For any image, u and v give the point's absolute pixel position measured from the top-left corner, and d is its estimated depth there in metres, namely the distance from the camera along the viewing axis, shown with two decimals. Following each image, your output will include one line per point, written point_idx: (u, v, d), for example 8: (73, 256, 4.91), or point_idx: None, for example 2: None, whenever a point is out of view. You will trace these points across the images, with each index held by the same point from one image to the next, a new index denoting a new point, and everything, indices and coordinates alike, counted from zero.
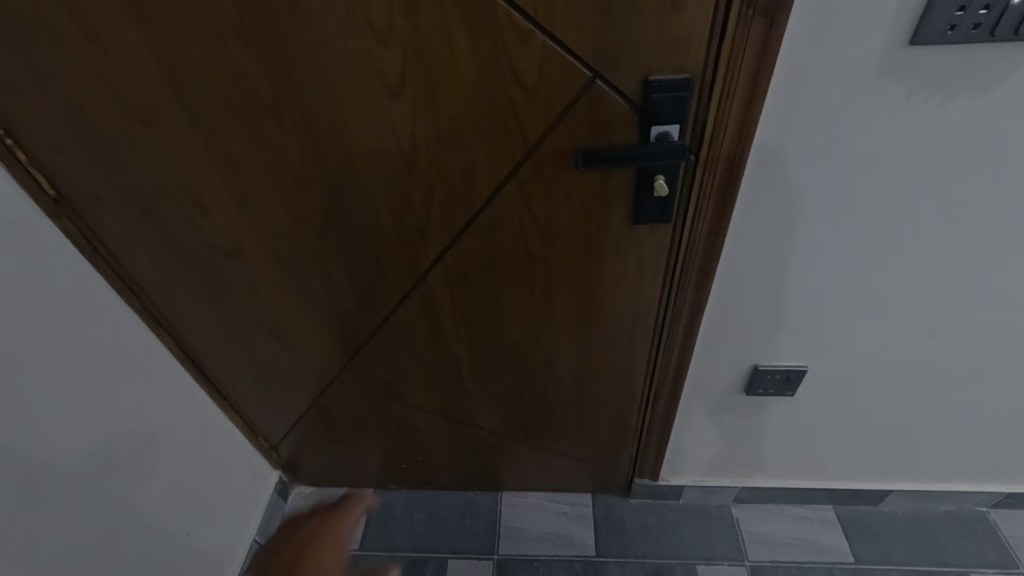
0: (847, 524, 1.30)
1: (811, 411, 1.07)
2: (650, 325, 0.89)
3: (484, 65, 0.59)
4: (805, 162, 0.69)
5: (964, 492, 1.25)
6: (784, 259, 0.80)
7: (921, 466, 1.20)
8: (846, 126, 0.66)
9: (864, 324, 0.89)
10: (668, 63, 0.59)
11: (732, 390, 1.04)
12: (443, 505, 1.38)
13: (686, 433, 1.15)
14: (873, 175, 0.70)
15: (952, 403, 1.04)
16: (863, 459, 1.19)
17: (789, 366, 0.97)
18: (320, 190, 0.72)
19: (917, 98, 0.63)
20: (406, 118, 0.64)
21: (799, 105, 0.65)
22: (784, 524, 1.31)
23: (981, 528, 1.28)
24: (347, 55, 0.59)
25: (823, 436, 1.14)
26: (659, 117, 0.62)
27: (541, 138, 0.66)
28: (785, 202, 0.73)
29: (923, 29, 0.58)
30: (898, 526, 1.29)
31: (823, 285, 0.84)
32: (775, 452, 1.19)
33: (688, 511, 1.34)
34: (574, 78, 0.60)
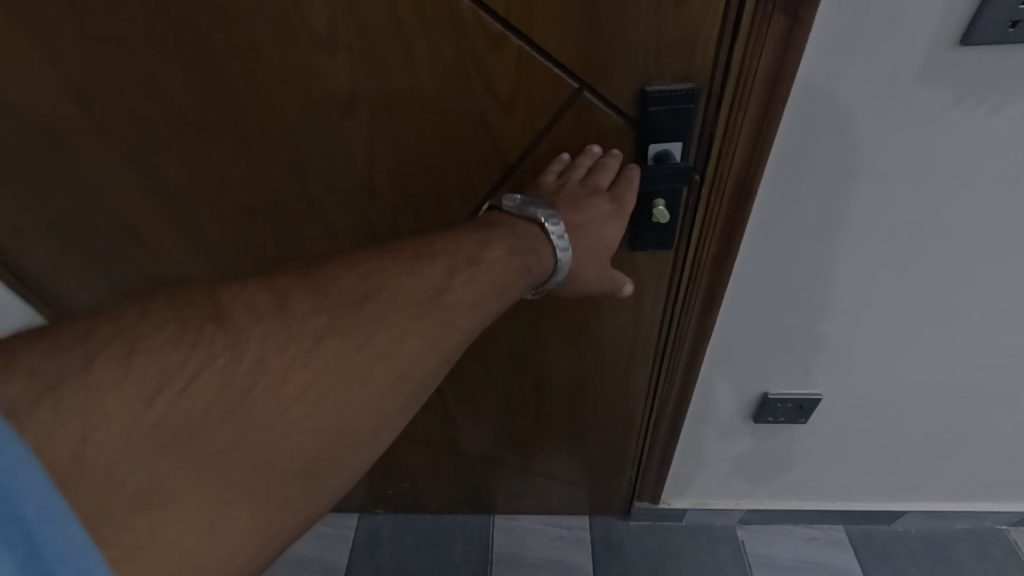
0: (858, 544, 1.22)
1: (820, 428, 1.01)
2: (650, 352, 0.81)
3: (451, 75, 0.51)
4: (827, 174, 0.63)
5: (982, 511, 1.18)
6: (803, 276, 0.74)
7: (937, 485, 1.13)
8: (874, 135, 0.59)
9: (880, 338, 0.83)
10: (670, 67, 0.50)
11: (740, 417, 1.00)
12: (433, 529, 1.31)
13: (688, 453, 1.08)
14: (903, 187, 0.64)
15: (970, 419, 0.97)
16: (875, 478, 1.13)
17: (802, 395, 0.93)
18: (268, 217, 0.64)
19: (964, 106, 0.56)
20: (362, 136, 0.56)
21: (824, 113, 0.57)
22: (792, 546, 1.23)
23: (1000, 548, 1.20)
24: (285, 65, 0.50)
25: (833, 454, 1.07)
26: (659, 133, 0.54)
27: (520, 157, 0.57)
28: (802, 217, 0.66)
29: (978, 26, 0.50)
30: (912, 545, 1.21)
31: (840, 301, 0.77)
32: (783, 475, 1.14)
33: (691, 533, 1.27)
34: (556, 87, 0.51)
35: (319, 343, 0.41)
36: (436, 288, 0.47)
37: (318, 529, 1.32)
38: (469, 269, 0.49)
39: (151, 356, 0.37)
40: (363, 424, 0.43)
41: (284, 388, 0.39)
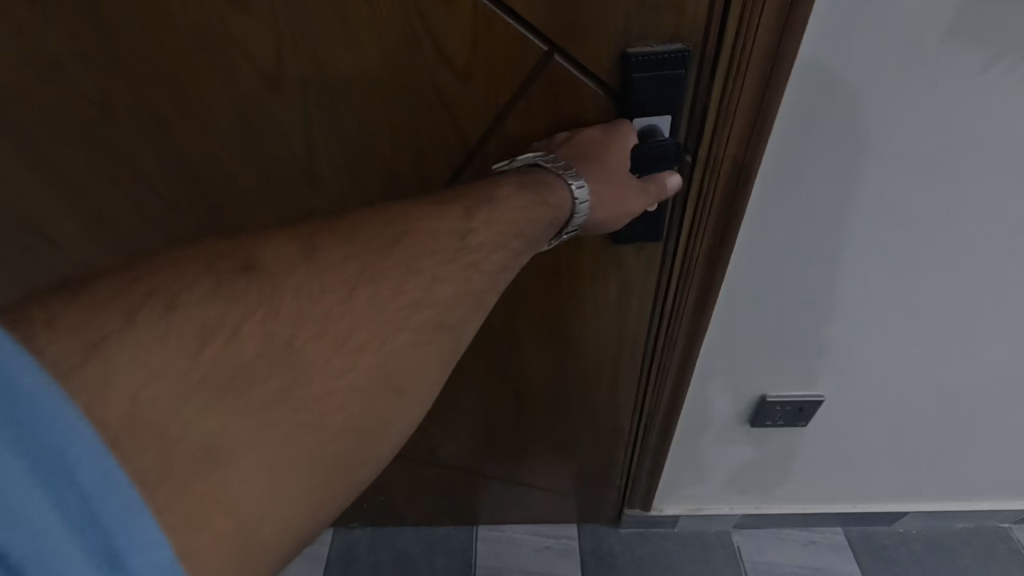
0: (859, 547, 1.17)
1: (819, 429, 0.95)
2: (640, 353, 0.74)
3: (391, 26, 0.44)
4: (832, 151, 0.57)
5: (986, 509, 1.13)
6: (808, 265, 0.68)
7: (939, 484, 1.08)
8: (889, 104, 0.53)
9: (884, 332, 0.77)
10: (658, 24, 0.43)
11: (736, 421, 0.93)
12: (413, 543, 1.24)
13: (682, 458, 1.02)
14: (916, 164, 0.58)
15: (977, 416, 0.92)
16: (876, 478, 1.07)
17: (803, 397, 0.87)
18: (195, 207, 0.60)
19: (997, 69, 0.51)
20: (294, 112, 0.50)
21: (836, 79, 0.51)
22: (791, 552, 1.18)
23: (1003, 546, 1.16)
24: (193, 31, 0.46)
25: (832, 456, 1.02)
26: (645, 104, 0.46)
27: (484, 136, 0.50)
28: (804, 198, 0.60)
29: None
30: (915, 548, 1.16)
31: (844, 292, 0.71)
32: (782, 478, 1.08)
33: (684, 540, 1.21)
34: (522, 47, 0.44)
35: (353, 292, 0.37)
36: (458, 232, 0.42)
37: None
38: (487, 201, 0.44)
39: (193, 312, 0.33)
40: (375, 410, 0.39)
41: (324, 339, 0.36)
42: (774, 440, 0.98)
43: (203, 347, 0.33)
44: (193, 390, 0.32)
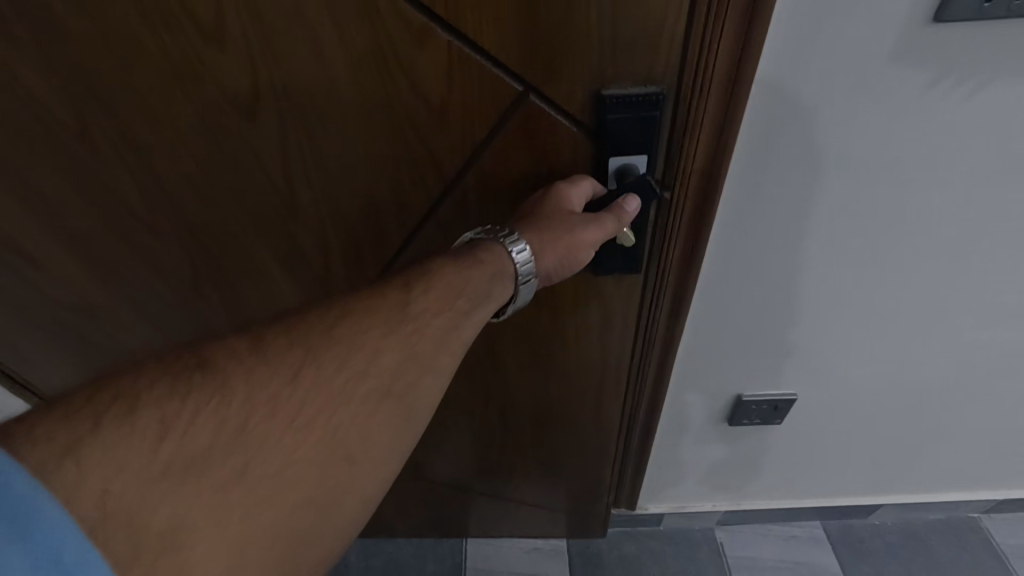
0: (836, 541, 1.21)
1: (795, 427, 0.98)
2: (623, 372, 0.75)
3: (364, 64, 0.44)
4: (794, 165, 0.59)
5: (956, 500, 1.17)
6: (777, 274, 0.70)
7: (911, 477, 1.12)
8: (846, 120, 0.55)
9: (853, 335, 0.80)
10: (633, 65, 0.44)
11: (714, 420, 0.96)
12: (402, 550, 1.25)
13: (665, 455, 1.05)
14: (874, 176, 0.60)
15: (944, 412, 0.95)
16: (851, 474, 1.11)
17: (777, 397, 0.89)
18: (176, 233, 0.60)
19: (941, 88, 0.53)
20: (272, 142, 0.51)
21: (791, 96, 0.53)
22: (771, 546, 1.21)
23: (973, 536, 1.20)
24: (169, 63, 0.46)
25: (809, 453, 1.05)
26: (621, 141, 0.48)
27: (461, 169, 0.51)
28: (770, 207, 0.62)
29: (953, 3, 0.47)
30: (889, 539, 1.20)
31: (812, 296, 0.73)
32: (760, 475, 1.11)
33: (669, 539, 1.24)
34: (496, 86, 0.45)
35: (299, 373, 0.40)
36: (399, 302, 0.46)
37: None
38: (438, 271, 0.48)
39: (154, 411, 0.36)
40: (331, 481, 0.41)
41: (275, 418, 0.39)
42: (749, 437, 1.00)
43: (159, 444, 0.35)
44: (157, 480, 0.34)
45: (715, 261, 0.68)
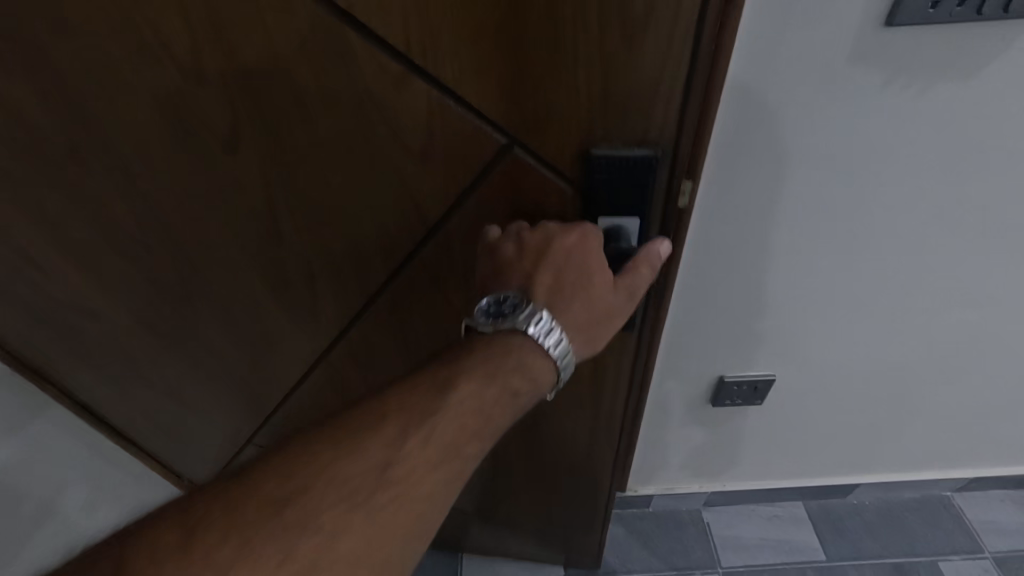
0: (818, 520, 1.26)
1: (778, 412, 1.01)
2: (618, 409, 0.74)
3: (348, 104, 0.46)
4: (763, 162, 0.62)
5: (931, 479, 1.22)
6: (750, 265, 0.73)
7: (889, 459, 1.17)
8: (810, 118, 0.58)
9: (834, 325, 0.83)
10: (627, 125, 0.44)
11: (696, 401, 0.98)
12: None
13: (654, 439, 1.09)
14: (840, 173, 0.63)
15: (921, 398, 0.99)
16: (832, 457, 1.15)
17: (756, 376, 0.91)
18: (166, 252, 0.59)
19: (895, 88, 0.56)
20: (255, 174, 0.51)
21: (758, 98, 0.56)
22: (755, 527, 1.26)
23: (947, 513, 1.25)
24: (155, 93, 0.45)
25: (792, 438, 1.09)
26: (604, 196, 0.49)
27: (445, 211, 0.53)
28: (744, 202, 0.65)
29: (901, 8, 0.49)
30: (867, 519, 1.26)
31: (791, 287, 0.76)
32: (744, 459, 1.15)
33: (658, 520, 1.28)
34: (480, 136, 0.46)
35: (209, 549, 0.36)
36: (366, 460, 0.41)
37: None
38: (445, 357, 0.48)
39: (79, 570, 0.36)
40: None
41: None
42: (731, 420, 1.03)
43: None
44: None
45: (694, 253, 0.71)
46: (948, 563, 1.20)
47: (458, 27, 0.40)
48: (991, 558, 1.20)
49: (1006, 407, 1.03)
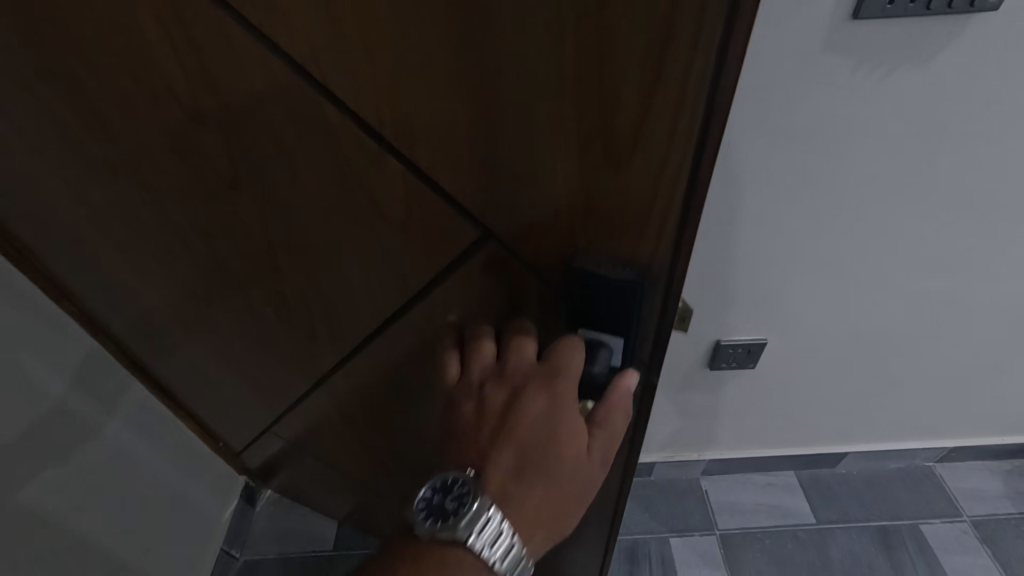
0: (808, 487, 1.35)
1: (770, 380, 1.12)
2: (605, 522, 0.74)
3: (338, 179, 0.49)
4: (753, 140, 0.73)
5: (913, 449, 1.31)
6: (745, 232, 0.84)
7: (872, 429, 1.26)
8: (792, 100, 0.69)
9: (816, 293, 0.94)
10: (603, 234, 0.46)
11: (696, 363, 1.09)
12: None
13: (656, 408, 1.20)
14: (819, 150, 0.74)
15: (901, 368, 1.09)
16: (821, 424, 1.24)
17: (749, 340, 1.01)
18: (196, 267, 0.64)
19: (863, 72, 0.67)
20: (254, 213, 0.55)
21: (745, 85, 0.68)
22: (750, 492, 1.35)
23: (929, 482, 1.34)
24: (171, 136, 0.49)
25: (783, 406, 1.19)
26: (582, 305, 0.51)
27: (429, 285, 0.56)
28: (736, 175, 0.76)
29: (864, 3, 0.61)
30: (855, 486, 1.35)
31: (777, 255, 0.87)
32: (735, 426, 1.25)
33: (659, 487, 1.38)
34: (459, 222, 0.49)
35: None
36: None
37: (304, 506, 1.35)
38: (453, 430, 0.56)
39: None
40: None
41: None
42: (728, 383, 1.13)
43: None
44: None
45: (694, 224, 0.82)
46: (928, 525, 1.29)
47: (449, 136, 0.42)
48: (969, 520, 1.29)
49: (976, 377, 1.12)
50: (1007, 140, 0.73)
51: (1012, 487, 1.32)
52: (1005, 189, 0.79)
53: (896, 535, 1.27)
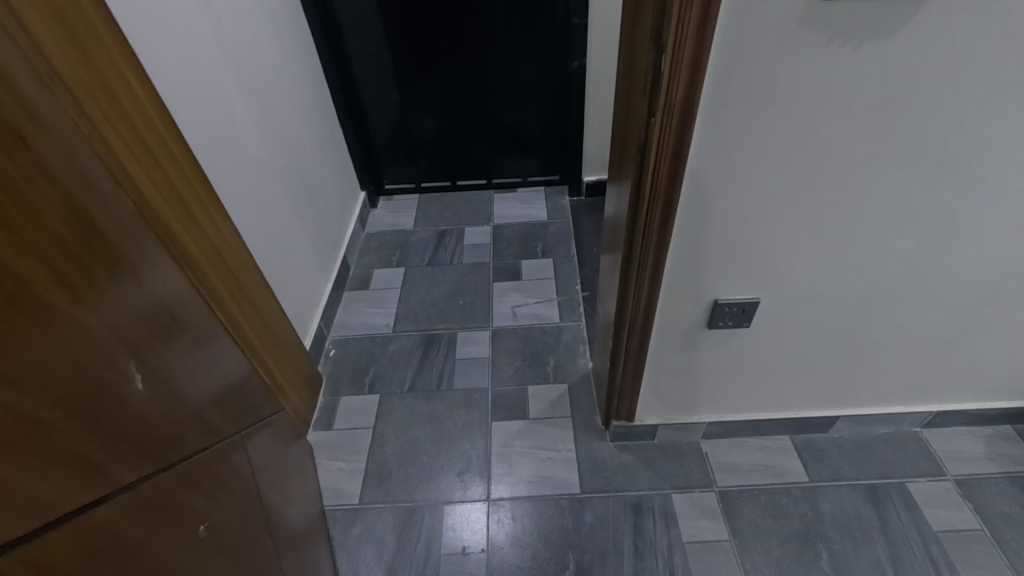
0: (801, 449, 1.46)
1: (761, 341, 1.22)
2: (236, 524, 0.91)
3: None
4: (745, 104, 0.80)
5: (899, 413, 1.42)
6: (735, 190, 0.92)
7: (860, 392, 1.37)
8: (778, 68, 0.77)
9: (805, 255, 1.04)
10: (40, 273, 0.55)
11: (696, 324, 1.18)
12: (435, 465, 1.53)
13: (659, 370, 1.30)
14: (802, 116, 0.82)
15: (881, 330, 1.20)
16: (810, 387, 1.35)
17: (744, 299, 1.11)
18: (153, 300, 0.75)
19: (837, 44, 0.75)
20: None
21: (737, 58, 0.75)
22: (747, 454, 1.46)
23: (915, 445, 1.44)
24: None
25: (775, 367, 1.29)
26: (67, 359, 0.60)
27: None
28: (729, 139, 0.85)
29: None
30: (846, 448, 1.45)
31: (768, 217, 0.96)
32: (730, 390, 1.36)
33: (662, 448, 1.49)
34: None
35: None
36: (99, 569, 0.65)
37: (331, 464, 1.56)
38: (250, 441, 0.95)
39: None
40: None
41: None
42: (727, 342, 1.22)
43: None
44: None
45: (693, 187, 0.91)
46: (914, 483, 1.37)
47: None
48: (952, 479, 1.38)
49: (950, 339, 1.22)
50: (967, 109, 0.83)
51: (992, 450, 1.42)
52: (964, 158, 0.89)
53: (883, 492, 1.37)
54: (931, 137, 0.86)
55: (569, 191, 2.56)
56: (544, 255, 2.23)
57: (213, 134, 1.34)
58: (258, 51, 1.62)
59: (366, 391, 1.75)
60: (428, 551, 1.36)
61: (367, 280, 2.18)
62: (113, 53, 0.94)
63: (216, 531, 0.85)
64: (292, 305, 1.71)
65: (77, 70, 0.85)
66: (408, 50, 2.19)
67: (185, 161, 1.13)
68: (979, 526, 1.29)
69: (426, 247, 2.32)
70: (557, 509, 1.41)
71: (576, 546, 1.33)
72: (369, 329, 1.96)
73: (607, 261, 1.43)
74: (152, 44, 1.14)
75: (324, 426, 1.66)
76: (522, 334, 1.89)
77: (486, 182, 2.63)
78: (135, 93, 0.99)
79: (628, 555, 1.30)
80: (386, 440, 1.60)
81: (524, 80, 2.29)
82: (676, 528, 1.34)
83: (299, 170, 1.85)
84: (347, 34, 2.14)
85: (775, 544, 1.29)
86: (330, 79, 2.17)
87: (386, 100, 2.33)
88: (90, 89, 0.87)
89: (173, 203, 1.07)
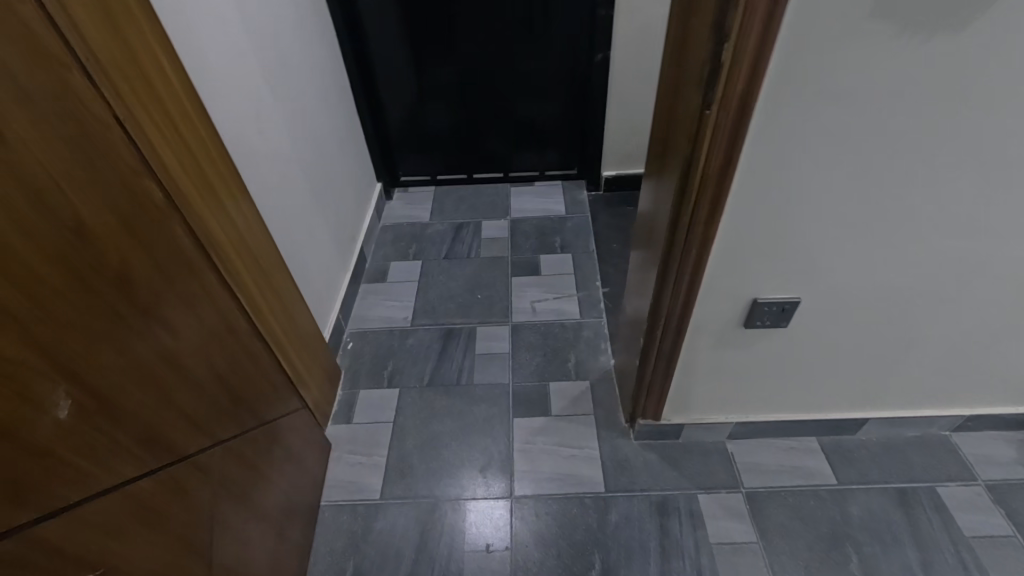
0: (830, 451, 1.44)
1: (797, 341, 1.20)
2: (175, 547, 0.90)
3: None
4: (802, 99, 0.78)
5: (931, 416, 1.40)
6: (787, 188, 0.89)
7: (892, 395, 1.35)
8: (838, 62, 0.74)
9: (851, 254, 1.01)
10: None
11: (732, 323, 1.16)
12: (454, 459, 1.52)
13: (689, 370, 1.28)
14: (861, 111, 0.80)
15: (919, 331, 1.17)
16: (842, 388, 1.33)
17: (784, 298, 1.09)
18: (124, 304, 0.81)
19: (904, 37, 0.72)
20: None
21: (799, 51, 0.73)
22: (774, 455, 1.44)
23: (946, 449, 1.42)
24: None
25: (806, 367, 1.27)
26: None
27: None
28: (784, 135, 0.82)
29: None
30: (874, 451, 1.43)
31: (817, 215, 0.94)
32: (759, 390, 1.34)
33: (686, 448, 1.48)
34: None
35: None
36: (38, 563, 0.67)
37: (350, 458, 1.55)
38: (199, 462, 0.97)
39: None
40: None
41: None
42: (761, 341, 1.20)
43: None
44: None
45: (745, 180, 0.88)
46: (945, 487, 1.36)
47: None
48: (984, 484, 1.36)
49: (988, 342, 1.20)
50: None
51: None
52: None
53: (914, 495, 1.35)
54: (995, 133, 0.83)
55: (588, 185, 2.54)
56: (562, 249, 2.21)
57: (236, 122, 1.33)
58: (280, 37, 1.60)
59: (385, 385, 1.74)
60: (451, 548, 1.34)
61: (385, 273, 2.16)
62: (148, 35, 0.92)
63: (146, 563, 0.84)
64: (312, 297, 1.70)
65: (113, 49, 0.82)
66: (427, 40, 2.16)
67: (213, 146, 1.11)
68: (1012, 531, 1.27)
69: (443, 241, 2.30)
70: (580, 507, 1.39)
71: (601, 545, 1.32)
72: (388, 323, 1.95)
73: (635, 259, 1.41)
74: (179, 29, 1.13)
75: (343, 420, 1.64)
76: (542, 330, 1.87)
77: (503, 175, 2.60)
78: (166, 75, 0.97)
79: (655, 556, 1.29)
80: (406, 435, 1.59)
81: (545, 72, 2.26)
82: (702, 529, 1.32)
83: (320, 160, 1.83)
84: (367, 24, 2.11)
85: (803, 546, 1.28)
86: (349, 69, 2.15)
87: (404, 91, 2.31)
88: (124, 69, 0.84)
89: (205, 192, 1.05)
